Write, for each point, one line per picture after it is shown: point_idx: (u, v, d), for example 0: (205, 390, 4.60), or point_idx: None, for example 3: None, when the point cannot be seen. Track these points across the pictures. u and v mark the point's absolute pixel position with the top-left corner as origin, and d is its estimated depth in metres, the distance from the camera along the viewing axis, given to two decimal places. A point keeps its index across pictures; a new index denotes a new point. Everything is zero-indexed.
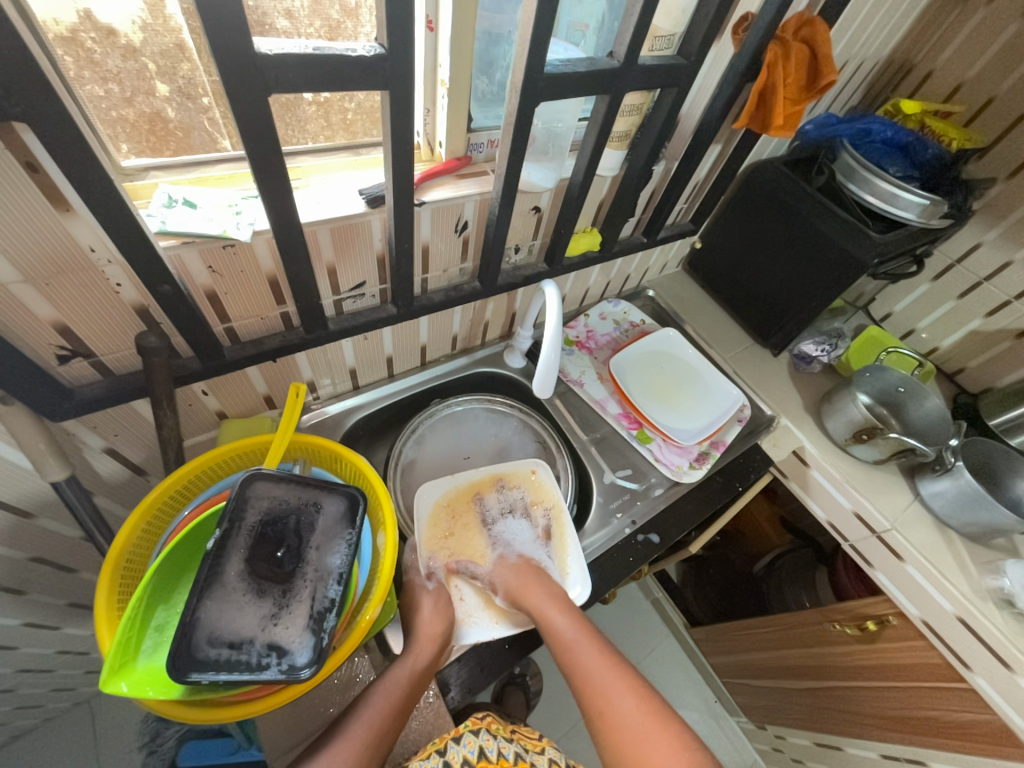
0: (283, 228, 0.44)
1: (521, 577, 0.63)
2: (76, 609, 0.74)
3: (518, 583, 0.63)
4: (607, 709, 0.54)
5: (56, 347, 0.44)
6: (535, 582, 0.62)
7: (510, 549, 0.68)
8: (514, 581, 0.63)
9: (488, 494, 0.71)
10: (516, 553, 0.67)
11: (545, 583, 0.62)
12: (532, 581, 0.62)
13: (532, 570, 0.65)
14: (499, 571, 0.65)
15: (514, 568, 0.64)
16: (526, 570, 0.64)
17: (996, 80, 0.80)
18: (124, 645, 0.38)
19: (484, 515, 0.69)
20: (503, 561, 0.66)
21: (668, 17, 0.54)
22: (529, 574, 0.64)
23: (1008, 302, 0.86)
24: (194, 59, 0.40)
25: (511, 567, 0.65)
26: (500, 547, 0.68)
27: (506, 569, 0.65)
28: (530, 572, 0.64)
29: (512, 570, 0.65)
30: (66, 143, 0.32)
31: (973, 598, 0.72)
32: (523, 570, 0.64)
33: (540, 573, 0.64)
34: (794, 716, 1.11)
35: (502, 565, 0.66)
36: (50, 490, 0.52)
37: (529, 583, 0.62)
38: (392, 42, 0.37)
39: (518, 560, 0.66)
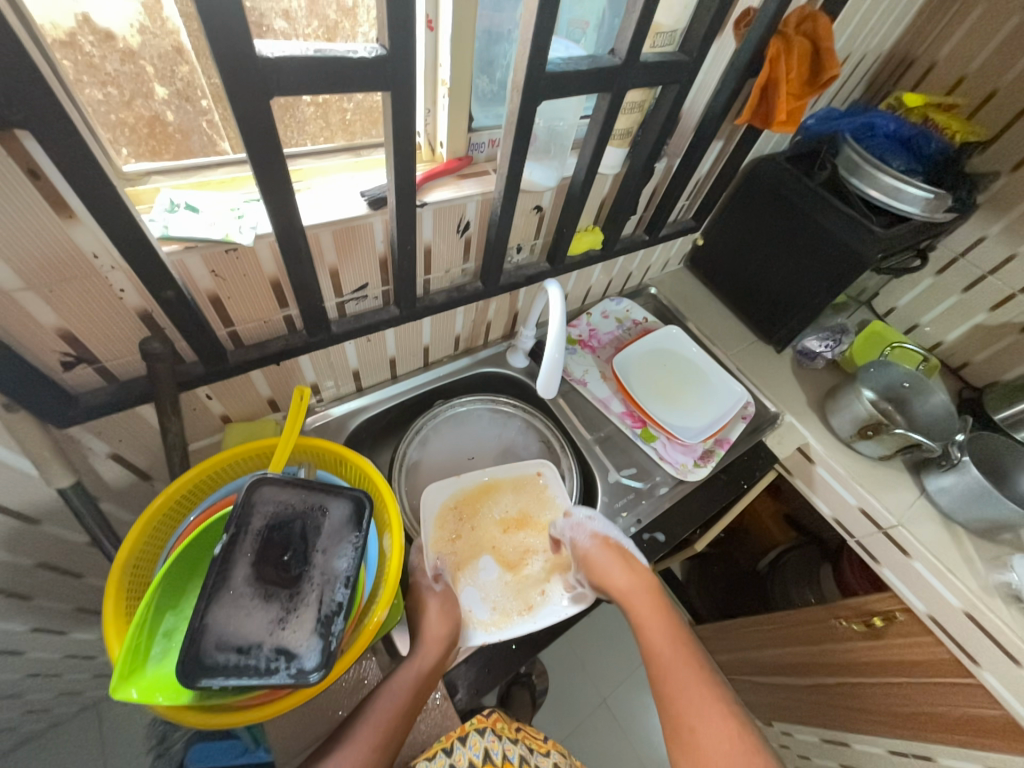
0: (286, 231, 0.44)
1: (603, 562, 0.62)
2: (82, 613, 0.74)
3: (603, 567, 0.62)
4: (691, 723, 0.52)
5: (60, 354, 0.44)
6: (621, 567, 0.62)
7: (580, 530, 0.67)
8: (598, 564, 0.62)
9: (524, 488, 0.72)
10: (587, 533, 0.66)
11: (634, 568, 0.63)
12: (615, 566, 0.62)
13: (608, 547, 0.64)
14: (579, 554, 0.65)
15: (592, 551, 0.64)
16: (606, 551, 0.63)
17: (998, 72, 0.79)
18: (133, 651, 0.38)
19: (498, 513, 0.69)
20: (578, 544, 0.65)
21: (669, 13, 0.53)
22: (610, 555, 0.63)
23: (1014, 295, 0.85)
24: (193, 61, 0.40)
25: (587, 549, 0.64)
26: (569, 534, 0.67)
27: (585, 553, 0.64)
28: (613, 554, 0.63)
29: (590, 553, 0.64)
30: (67, 149, 0.32)
31: (980, 593, 0.72)
32: (603, 551, 0.63)
33: (624, 555, 0.64)
34: (798, 713, 1.11)
35: (580, 548, 0.65)
36: (56, 497, 0.52)
37: (616, 565, 0.62)
38: (392, 44, 0.37)
39: (593, 539, 0.65)
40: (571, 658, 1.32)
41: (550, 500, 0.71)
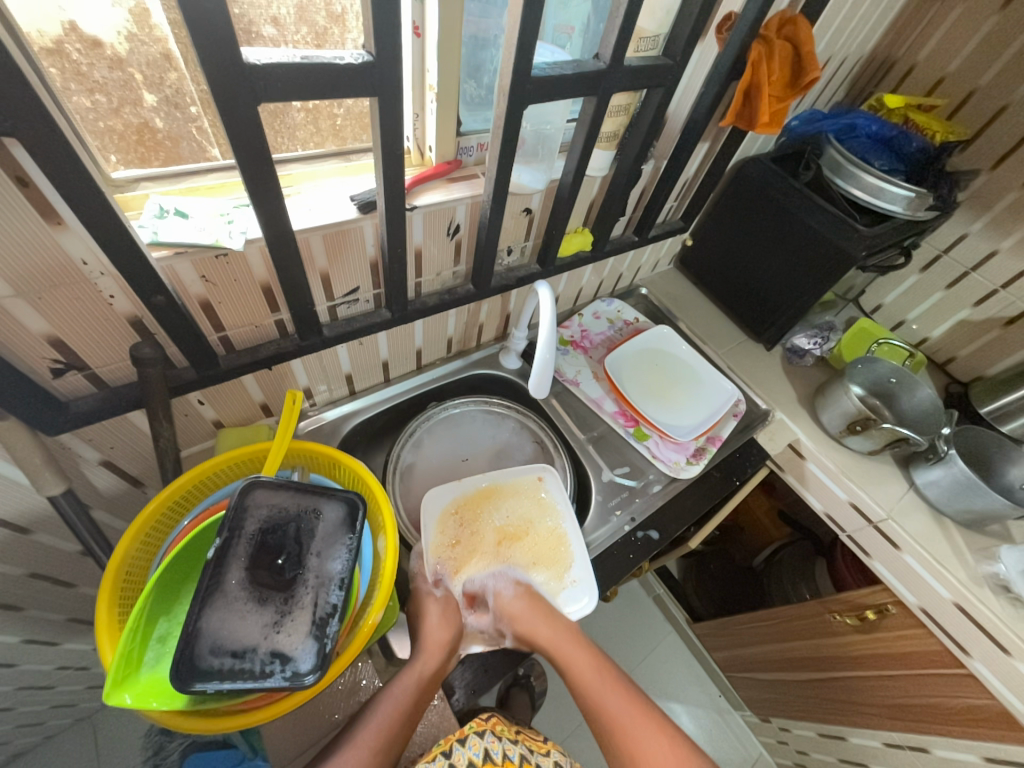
0: (276, 235, 0.45)
1: (523, 616, 0.60)
2: (76, 623, 0.73)
3: (523, 617, 0.60)
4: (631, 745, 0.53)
5: (50, 361, 0.44)
6: (541, 618, 0.59)
7: (502, 582, 0.64)
8: (517, 618, 0.60)
9: (514, 499, 0.71)
10: (510, 584, 0.64)
11: (553, 617, 0.60)
12: (535, 618, 0.59)
13: (531, 599, 0.62)
14: (501, 612, 0.61)
15: (513, 604, 0.61)
16: (526, 603, 0.61)
17: (976, 73, 0.81)
18: (127, 657, 0.38)
19: (499, 520, 0.69)
20: (500, 600, 0.62)
21: (652, 18, 0.54)
22: (531, 605, 0.60)
23: (996, 291, 0.87)
24: (182, 68, 0.40)
25: (510, 602, 0.62)
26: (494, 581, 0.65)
27: (505, 606, 0.61)
28: (536, 607, 0.60)
29: (511, 607, 0.61)
30: (55, 157, 0.32)
31: (969, 585, 0.73)
32: (522, 604, 0.61)
33: (544, 604, 0.61)
34: (796, 708, 1.12)
35: (502, 602, 0.62)
36: (47, 505, 0.52)
37: (535, 617, 0.59)
38: (379, 50, 0.37)
39: (516, 590, 0.63)
40: None
41: (549, 505, 0.71)
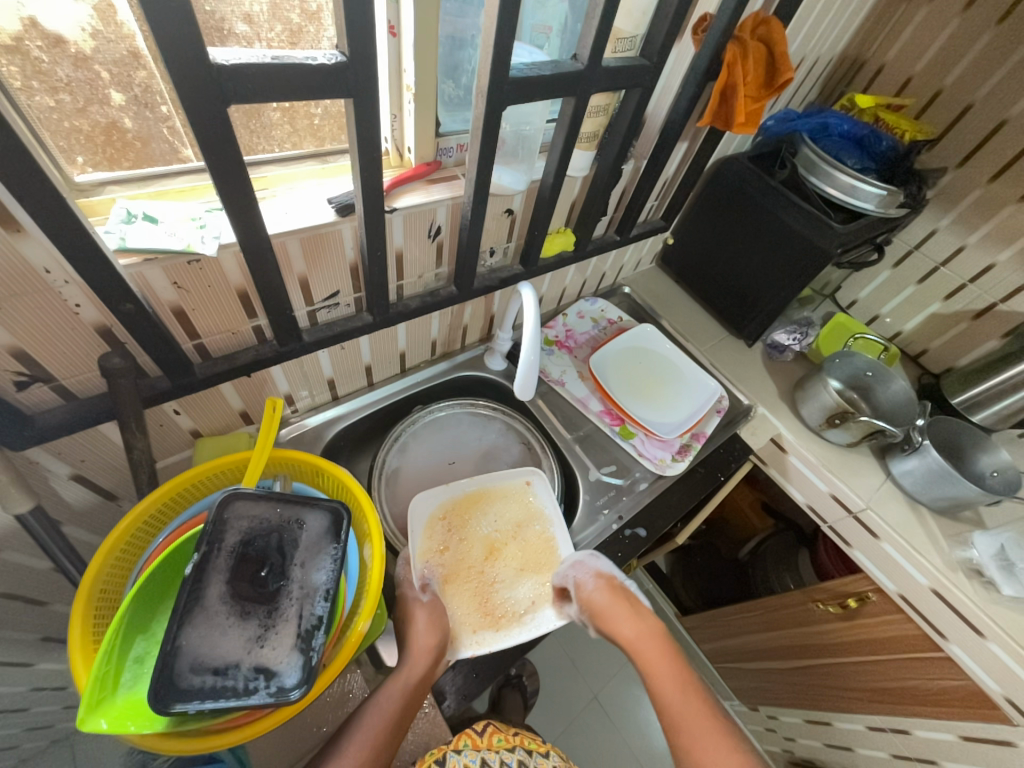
0: (251, 240, 0.43)
1: (608, 608, 0.62)
2: (50, 643, 0.70)
3: (608, 607, 0.62)
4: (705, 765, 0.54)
5: (13, 374, 0.42)
6: (625, 614, 0.64)
7: (583, 573, 0.64)
8: (603, 608, 0.62)
9: (501, 505, 0.70)
10: (590, 575, 0.64)
11: (638, 615, 0.65)
12: (620, 611, 0.64)
13: (612, 589, 0.64)
14: (585, 601, 0.63)
15: (598, 593, 0.63)
16: (610, 592, 0.63)
17: (941, 74, 0.84)
18: (101, 679, 0.37)
19: (488, 526, 0.68)
20: (582, 590, 0.63)
21: (629, 18, 0.54)
22: (615, 597, 0.63)
23: (964, 285, 0.90)
24: (151, 66, 0.39)
25: (595, 592, 0.63)
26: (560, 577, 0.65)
27: (589, 597, 0.63)
28: (618, 599, 0.64)
29: (594, 597, 0.62)
30: (11, 161, 0.30)
31: (945, 570, 0.75)
32: (608, 594, 0.63)
33: (632, 601, 0.65)
34: (783, 696, 1.14)
35: (584, 593, 0.63)
36: (13, 523, 0.50)
37: (620, 612, 0.64)
38: (351, 50, 0.36)
39: (598, 581, 0.64)
40: (561, 657, 1.32)
41: (536, 509, 0.71)
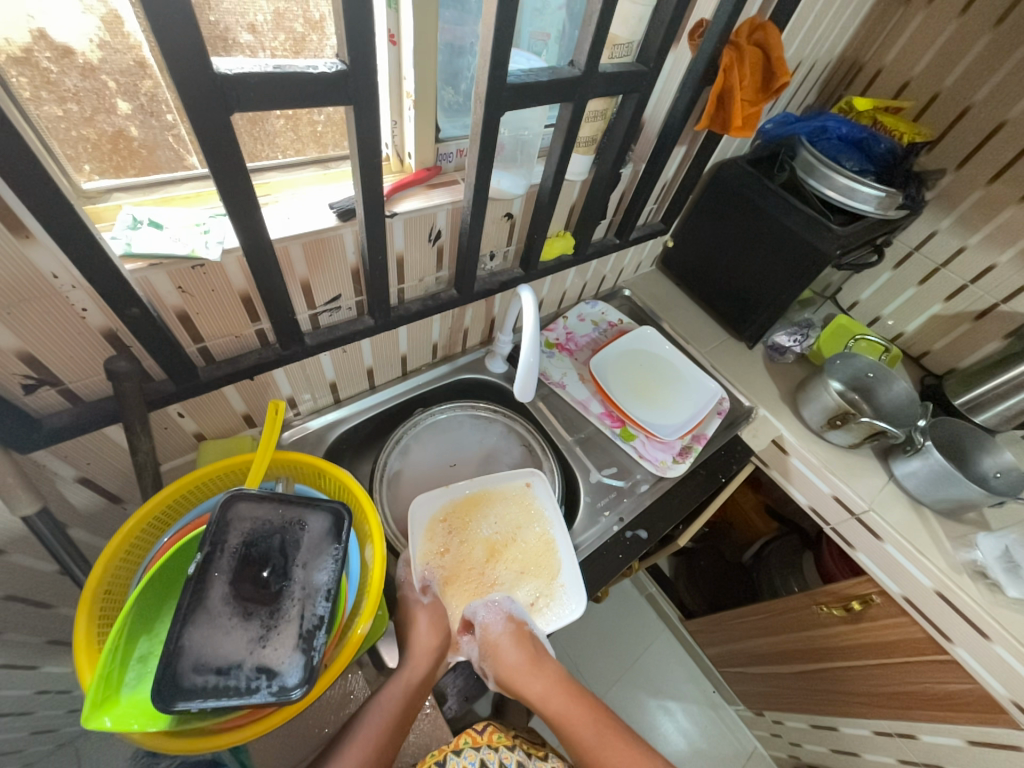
0: (253, 245, 0.44)
1: (513, 662, 0.60)
2: (56, 645, 0.71)
3: (509, 659, 0.60)
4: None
5: (21, 378, 0.43)
6: (530, 668, 0.60)
7: (492, 615, 0.63)
8: (508, 660, 0.60)
9: (496, 508, 0.70)
10: (502, 616, 0.62)
11: (545, 667, 0.62)
12: (524, 670, 0.60)
13: (519, 637, 0.61)
14: (484, 645, 0.61)
15: (502, 640, 0.60)
16: (512, 637, 0.61)
17: (939, 76, 0.84)
18: (106, 679, 0.38)
19: (488, 528, 0.68)
20: (486, 633, 0.61)
21: (625, 25, 0.55)
22: (519, 648, 0.60)
23: (966, 286, 0.90)
24: (157, 75, 0.40)
25: (499, 637, 0.61)
26: (484, 609, 0.63)
27: (493, 641, 0.61)
28: (524, 650, 0.60)
29: (499, 644, 0.60)
30: (22, 169, 0.31)
31: (949, 572, 0.75)
32: (512, 642, 0.60)
33: (538, 651, 0.62)
34: (788, 700, 1.14)
35: (488, 635, 0.61)
36: (21, 525, 0.51)
37: (527, 669, 0.60)
38: (351, 58, 0.37)
39: (507, 624, 0.62)
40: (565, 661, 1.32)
41: (536, 511, 0.71)
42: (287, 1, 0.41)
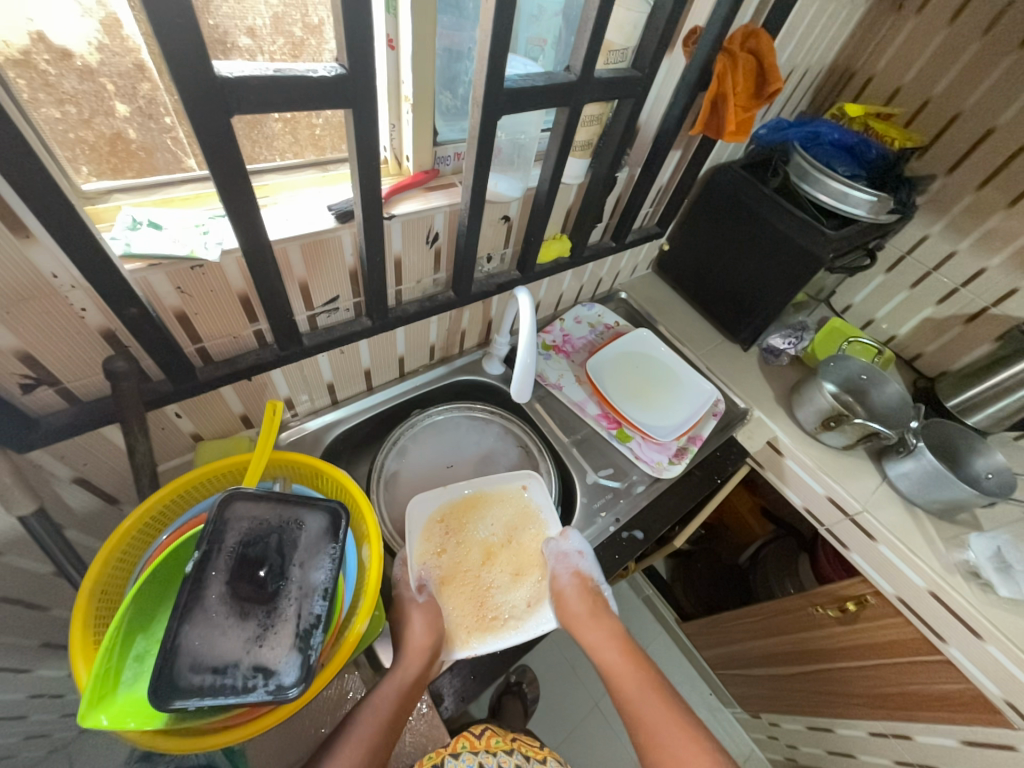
0: (252, 246, 0.45)
1: (575, 608, 0.63)
2: (50, 648, 0.70)
3: (573, 607, 0.63)
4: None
5: (19, 377, 0.43)
6: (590, 616, 0.63)
7: (562, 569, 0.66)
8: (570, 607, 0.63)
9: (498, 506, 0.71)
10: (570, 570, 0.66)
11: (604, 622, 0.64)
12: (585, 615, 0.63)
13: (586, 589, 0.64)
14: (555, 596, 0.64)
15: (568, 590, 0.63)
16: (580, 591, 0.64)
17: (930, 83, 0.85)
18: (103, 677, 0.37)
19: (485, 529, 0.69)
20: (559, 585, 0.64)
21: (620, 32, 0.56)
22: (583, 599, 0.63)
23: (957, 289, 0.91)
24: (156, 79, 0.40)
25: (568, 588, 0.64)
26: (554, 561, 0.67)
27: (559, 590, 0.64)
28: (588, 601, 0.63)
29: (565, 592, 0.64)
30: (24, 169, 0.31)
31: (942, 572, 0.76)
32: (579, 593, 0.63)
33: (600, 606, 0.64)
34: (784, 702, 1.14)
35: (559, 587, 0.64)
36: (17, 526, 0.51)
37: (588, 619, 0.63)
38: (350, 63, 0.38)
39: (574, 579, 0.65)
40: (562, 664, 1.31)
41: (533, 513, 0.71)
42: (286, 6, 0.42)
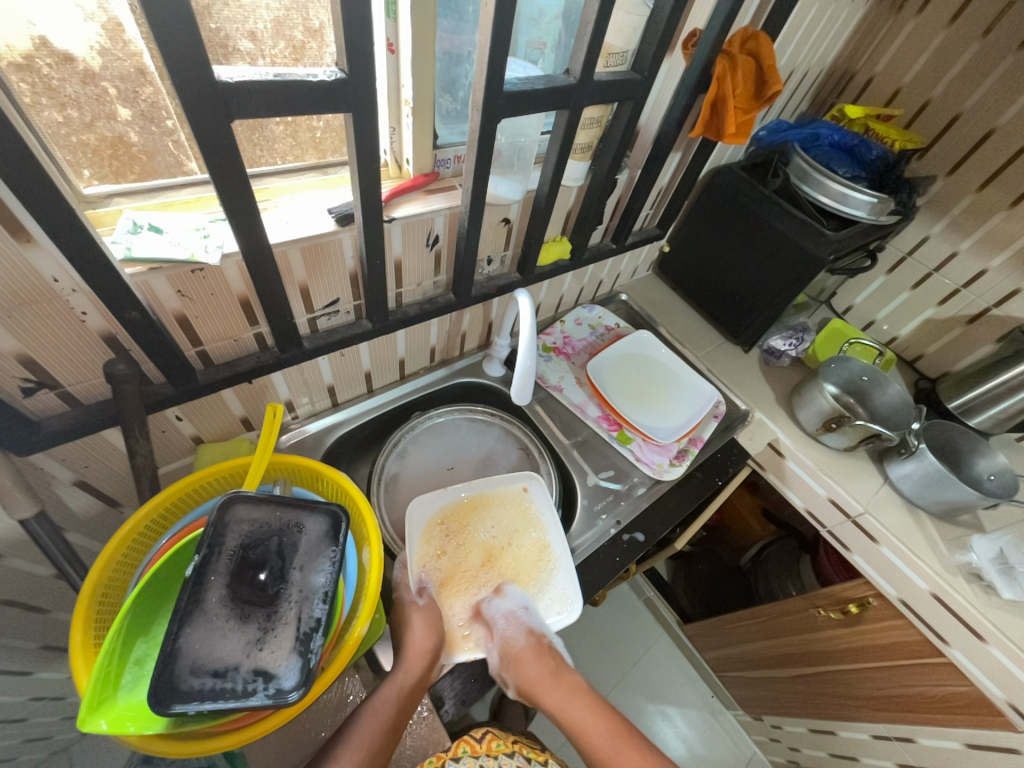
0: (253, 249, 0.45)
1: (535, 673, 0.62)
2: (51, 650, 0.70)
3: (529, 672, 0.61)
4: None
5: (20, 380, 0.43)
6: (551, 677, 0.63)
7: (512, 627, 0.63)
8: (530, 674, 0.61)
9: (486, 514, 0.70)
10: (523, 628, 0.62)
11: (564, 678, 0.64)
12: (545, 678, 0.62)
13: (537, 647, 0.62)
14: (508, 659, 0.61)
15: (522, 652, 0.61)
16: (536, 650, 0.62)
17: (930, 85, 0.85)
18: (102, 681, 0.37)
19: (485, 532, 0.69)
20: (509, 647, 0.61)
21: (620, 35, 0.56)
22: (539, 661, 0.62)
23: (958, 290, 0.91)
24: (157, 83, 0.40)
25: (523, 649, 0.61)
26: (503, 620, 0.63)
27: (515, 653, 0.61)
28: (543, 662, 0.63)
29: (522, 656, 0.61)
30: (25, 173, 0.32)
31: (944, 575, 0.75)
32: (535, 655, 0.62)
33: (556, 663, 0.64)
34: (787, 705, 1.13)
35: (511, 649, 0.61)
36: (19, 529, 0.51)
37: (546, 680, 0.62)
38: (351, 67, 0.38)
39: (525, 638, 0.62)
40: None
41: (533, 516, 0.71)
42: (287, 10, 0.42)
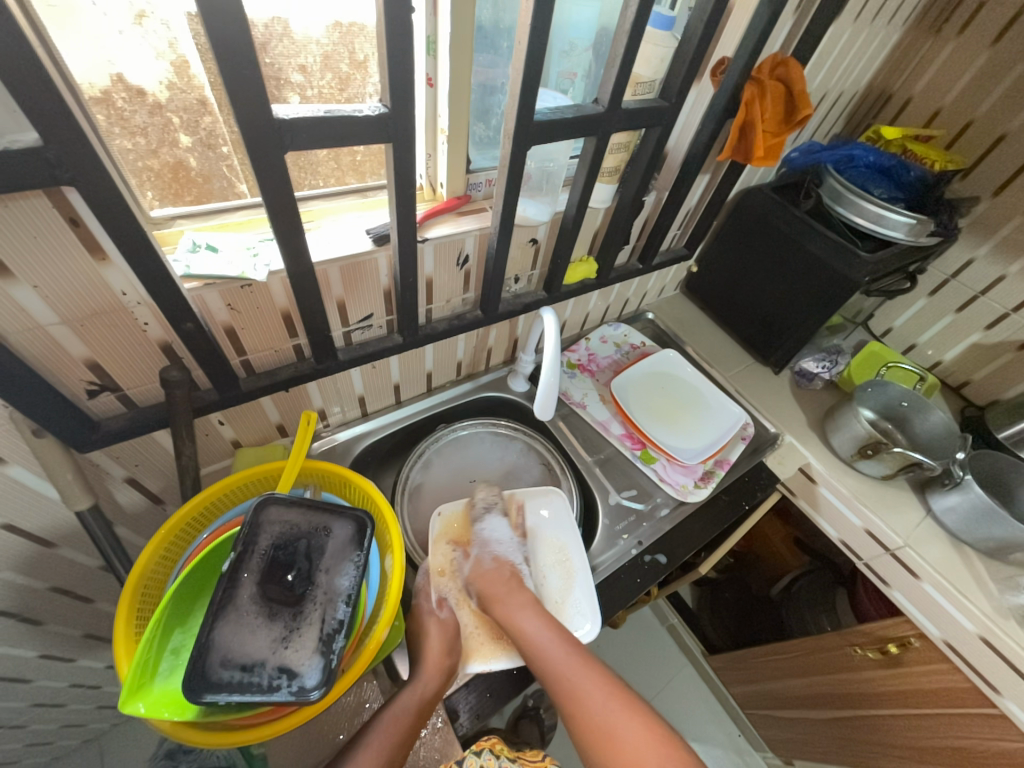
0: (297, 268, 0.48)
1: (494, 587, 0.64)
2: (93, 640, 0.74)
3: (491, 587, 0.63)
4: (583, 711, 0.55)
5: (86, 383, 0.47)
6: (508, 592, 0.62)
7: (489, 550, 0.68)
8: (490, 590, 0.63)
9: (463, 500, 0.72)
10: (493, 554, 0.68)
11: (519, 594, 0.62)
12: (502, 589, 0.63)
13: (503, 575, 0.65)
14: (475, 577, 0.65)
15: (489, 572, 0.65)
16: (501, 573, 0.65)
17: (973, 104, 0.83)
18: (142, 667, 0.40)
19: (485, 536, 0.69)
20: (480, 566, 0.66)
21: (648, 65, 0.57)
22: (502, 581, 0.64)
23: (1008, 314, 0.86)
24: (216, 112, 0.45)
25: (488, 570, 0.66)
26: (479, 545, 0.68)
27: (480, 572, 0.66)
28: (504, 582, 0.64)
29: (486, 574, 0.65)
30: (106, 200, 0.35)
31: (994, 617, 0.70)
32: (499, 575, 0.65)
33: (518, 583, 0.64)
34: (820, 750, 1.07)
35: (480, 570, 0.66)
36: (73, 521, 0.55)
37: (505, 593, 0.62)
38: (393, 103, 0.41)
39: (496, 565, 0.66)
40: None
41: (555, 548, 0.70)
42: (335, 45, 0.46)
